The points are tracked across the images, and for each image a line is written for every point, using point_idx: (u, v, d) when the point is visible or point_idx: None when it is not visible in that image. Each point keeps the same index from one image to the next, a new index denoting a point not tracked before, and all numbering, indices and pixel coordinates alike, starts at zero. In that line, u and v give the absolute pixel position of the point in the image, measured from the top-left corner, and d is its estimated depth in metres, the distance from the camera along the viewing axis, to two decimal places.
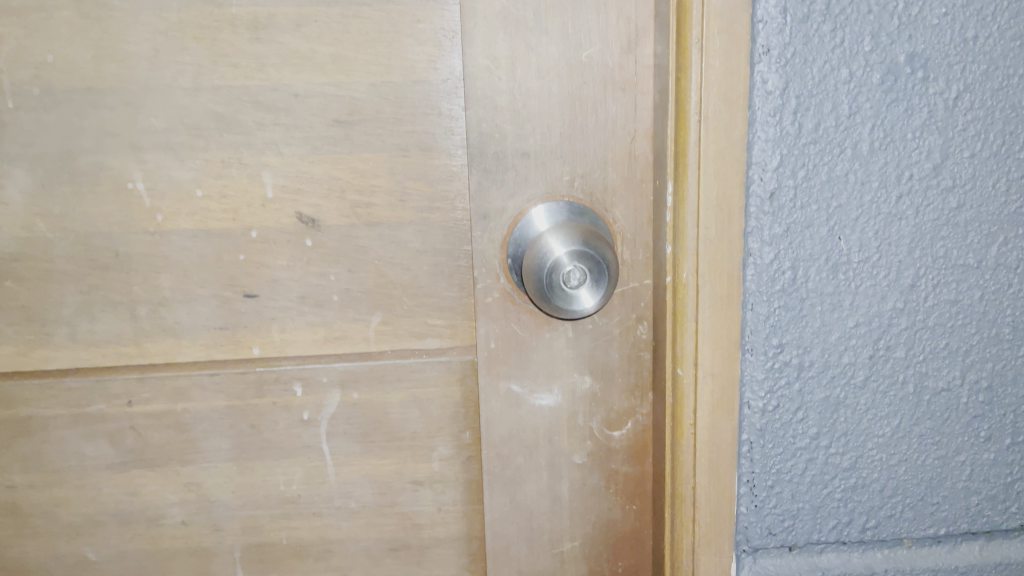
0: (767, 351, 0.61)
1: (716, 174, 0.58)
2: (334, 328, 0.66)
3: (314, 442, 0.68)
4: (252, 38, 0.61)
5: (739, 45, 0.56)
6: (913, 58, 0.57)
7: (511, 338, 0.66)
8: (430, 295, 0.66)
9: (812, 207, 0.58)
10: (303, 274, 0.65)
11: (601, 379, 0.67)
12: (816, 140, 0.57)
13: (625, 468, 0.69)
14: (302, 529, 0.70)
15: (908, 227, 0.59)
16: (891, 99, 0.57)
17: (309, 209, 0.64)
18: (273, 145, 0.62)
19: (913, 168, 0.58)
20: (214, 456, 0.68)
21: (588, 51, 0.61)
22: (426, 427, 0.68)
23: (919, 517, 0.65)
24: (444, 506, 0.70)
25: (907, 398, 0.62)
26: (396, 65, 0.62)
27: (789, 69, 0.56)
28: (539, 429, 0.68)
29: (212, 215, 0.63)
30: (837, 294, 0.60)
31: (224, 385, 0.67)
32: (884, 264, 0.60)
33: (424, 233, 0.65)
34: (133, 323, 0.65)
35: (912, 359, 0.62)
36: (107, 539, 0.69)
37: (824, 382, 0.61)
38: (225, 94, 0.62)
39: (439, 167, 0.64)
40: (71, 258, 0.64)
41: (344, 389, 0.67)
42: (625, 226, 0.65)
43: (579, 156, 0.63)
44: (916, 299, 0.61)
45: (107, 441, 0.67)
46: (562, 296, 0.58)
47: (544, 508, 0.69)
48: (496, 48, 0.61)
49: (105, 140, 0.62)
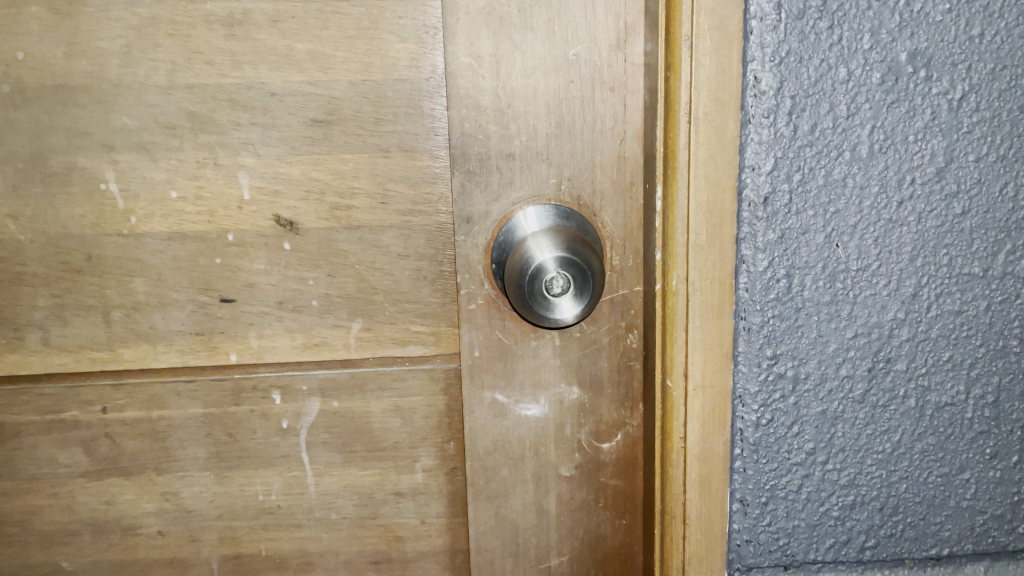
0: (761, 362, 0.58)
1: (707, 178, 0.55)
2: (314, 335, 0.64)
3: (294, 452, 0.66)
4: (228, 35, 0.59)
5: (730, 42, 0.53)
6: (916, 56, 0.54)
7: (496, 346, 0.64)
8: (413, 300, 0.64)
9: (808, 212, 0.56)
10: (281, 279, 0.63)
11: (590, 389, 0.65)
12: (812, 142, 0.54)
13: (614, 482, 0.67)
14: (281, 541, 0.68)
15: (910, 234, 0.57)
16: (892, 99, 0.54)
17: (287, 211, 0.62)
18: (250, 145, 0.60)
19: (915, 172, 0.56)
20: (191, 465, 0.66)
21: (576, 48, 0.58)
22: (409, 437, 0.66)
23: (921, 537, 0.62)
24: (428, 519, 0.68)
25: (908, 413, 0.60)
26: (376, 63, 0.59)
27: (783, 68, 0.53)
28: (525, 441, 0.65)
29: (188, 217, 0.62)
30: (835, 303, 0.57)
31: (201, 392, 0.65)
32: (884, 273, 0.57)
33: (406, 236, 0.63)
34: (107, 327, 0.63)
35: (914, 372, 0.59)
36: (82, 549, 0.68)
37: (821, 396, 0.59)
38: (200, 93, 0.60)
39: (421, 169, 0.61)
40: (43, 261, 0.62)
41: (324, 397, 0.65)
42: (614, 231, 0.62)
43: (566, 158, 0.60)
44: (918, 309, 0.58)
45: (80, 448, 0.66)
46: (544, 304, 0.56)
47: (531, 523, 0.67)
48: (479, 46, 0.58)
49: (78, 140, 0.60)
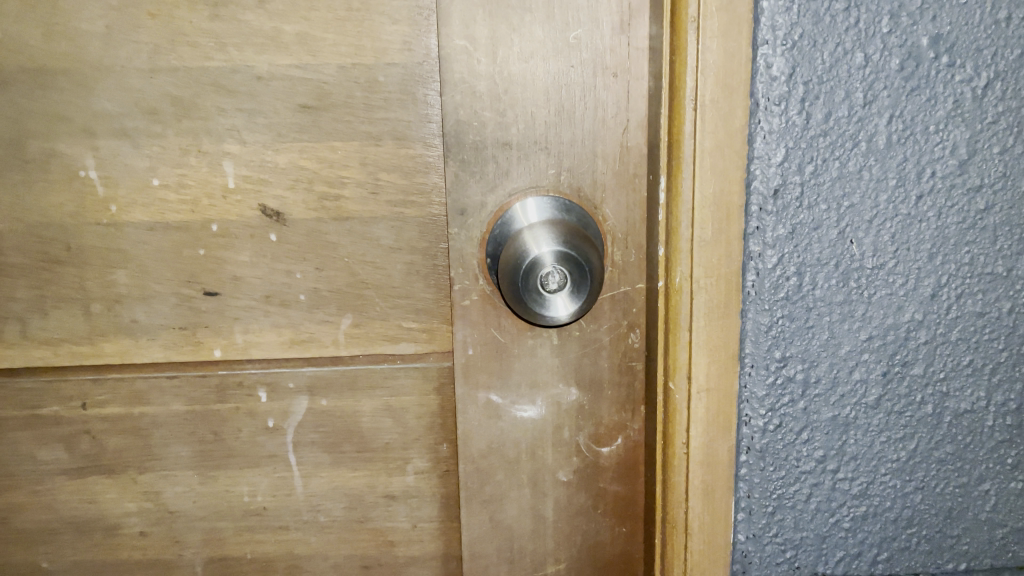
0: (769, 365, 0.55)
1: (713, 169, 0.52)
2: (302, 330, 0.61)
3: (281, 451, 0.64)
4: (212, 16, 0.56)
5: (740, 25, 0.50)
6: (938, 41, 0.51)
7: (491, 344, 0.61)
8: (406, 296, 0.61)
9: (820, 206, 0.52)
10: (268, 272, 0.60)
11: (589, 391, 0.62)
12: (826, 132, 0.51)
13: (614, 487, 0.64)
14: (268, 544, 0.65)
15: (929, 230, 0.53)
16: (912, 87, 0.51)
17: (274, 201, 0.59)
18: (235, 132, 0.58)
19: (935, 164, 0.52)
20: (175, 464, 0.64)
21: (577, 32, 0.55)
22: (400, 438, 0.63)
23: (937, 550, 0.59)
24: (420, 523, 0.65)
25: (925, 420, 0.56)
26: (367, 46, 0.57)
27: (796, 52, 0.50)
28: (521, 443, 0.62)
29: (171, 206, 0.59)
30: (848, 304, 0.54)
31: (184, 389, 0.62)
32: (901, 271, 0.54)
33: (398, 229, 0.60)
34: (87, 320, 0.61)
35: (932, 377, 0.56)
36: (63, 548, 0.66)
37: (832, 401, 0.56)
38: (183, 77, 0.57)
39: (414, 158, 0.59)
40: (22, 250, 0.60)
41: (312, 396, 0.63)
42: (617, 225, 0.59)
43: (565, 148, 0.57)
44: (937, 310, 0.55)
45: (60, 445, 0.63)
46: (539, 301, 0.53)
47: (526, 529, 0.64)
48: (475, 28, 0.55)
49: (57, 125, 0.58)
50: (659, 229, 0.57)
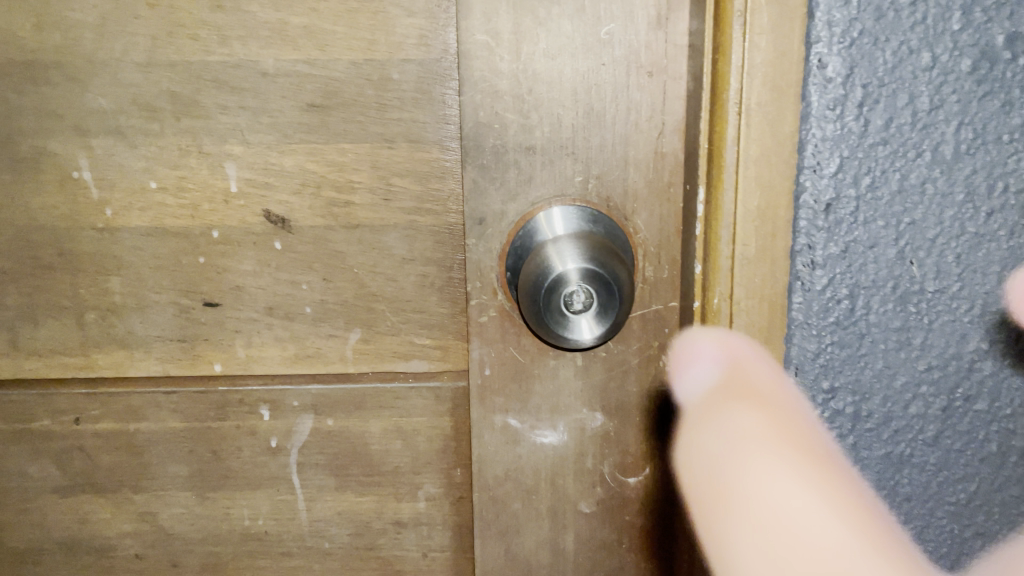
0: (816, 396, 0.50)
1: (758, 180, 0.47)
2: (307, 345, 0.57)
3: (283, 473, 0.60)
4: (214, 6, 0.52)
5: (793, 19, 0.44)
6: (1016, 39, 0.45)
7: (510, 364, 0.56)
8: (419, 310, 0.57)
9: (878, 223, 0.47)
10: (271, 282, 0.56)
11: (615, 416, 0.57)
12: (886, 141, 0.46)
13: (641, 521, 0.59)
14: (269, 569, 0.62)
15: (1000, 251, 0.48)
16: (984, 91, 0.46)
17: (278, 207, 0.55)
18: (237, 132, 0.54)
19: (1009, 178, 0.47)
20: (171, 484, 0.60)
21: (610, 26, 0.50)
22: (411, 462, 0.59)
23: None
24: (430, 553, 0.61)
25: (988, 459, 0.51)
26: (381, 40, 0.52)
27: (855, 52, 0.45)
28: (540, 471, 0.58)
29: (168, 211, 0.55)
30: (905, 330, 0.49)
31: (181, 405, 0.58)
32: (966, 296, 0.49)
33: (412, 238, 0.55)
34: (80, 330, 0.57)
35: (997, 413, 0.50)
36: (55, 568, 0.62)
37: (885, 436, 0.51)
38: (183, 72, 0.53)
39: (430, 162, 0.54)
40: (11, 255, 0.56)
41: (317, 415, 0.58)
42: (649, 237, 0.54)
43: (594, 153, 0.52)
44: (1006, 340, 0.49)
45: (51, 461, 0.60)
46: (560, 322, 0.49)
47: (544, 563, 0.59)
48: (498, 22, 0.50)
49: (48, 122, 0.54)
50: (695, 245, 0.51)
